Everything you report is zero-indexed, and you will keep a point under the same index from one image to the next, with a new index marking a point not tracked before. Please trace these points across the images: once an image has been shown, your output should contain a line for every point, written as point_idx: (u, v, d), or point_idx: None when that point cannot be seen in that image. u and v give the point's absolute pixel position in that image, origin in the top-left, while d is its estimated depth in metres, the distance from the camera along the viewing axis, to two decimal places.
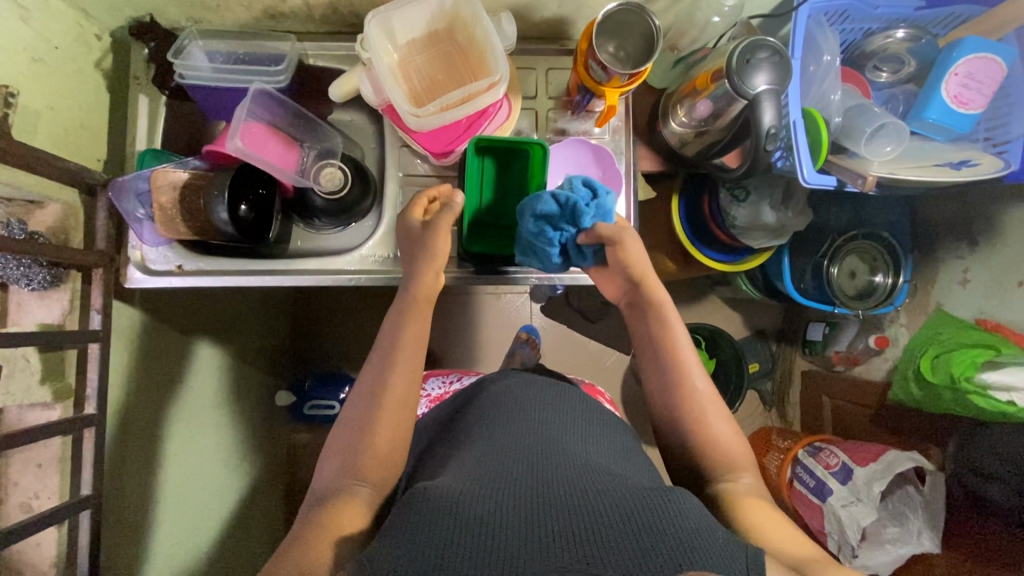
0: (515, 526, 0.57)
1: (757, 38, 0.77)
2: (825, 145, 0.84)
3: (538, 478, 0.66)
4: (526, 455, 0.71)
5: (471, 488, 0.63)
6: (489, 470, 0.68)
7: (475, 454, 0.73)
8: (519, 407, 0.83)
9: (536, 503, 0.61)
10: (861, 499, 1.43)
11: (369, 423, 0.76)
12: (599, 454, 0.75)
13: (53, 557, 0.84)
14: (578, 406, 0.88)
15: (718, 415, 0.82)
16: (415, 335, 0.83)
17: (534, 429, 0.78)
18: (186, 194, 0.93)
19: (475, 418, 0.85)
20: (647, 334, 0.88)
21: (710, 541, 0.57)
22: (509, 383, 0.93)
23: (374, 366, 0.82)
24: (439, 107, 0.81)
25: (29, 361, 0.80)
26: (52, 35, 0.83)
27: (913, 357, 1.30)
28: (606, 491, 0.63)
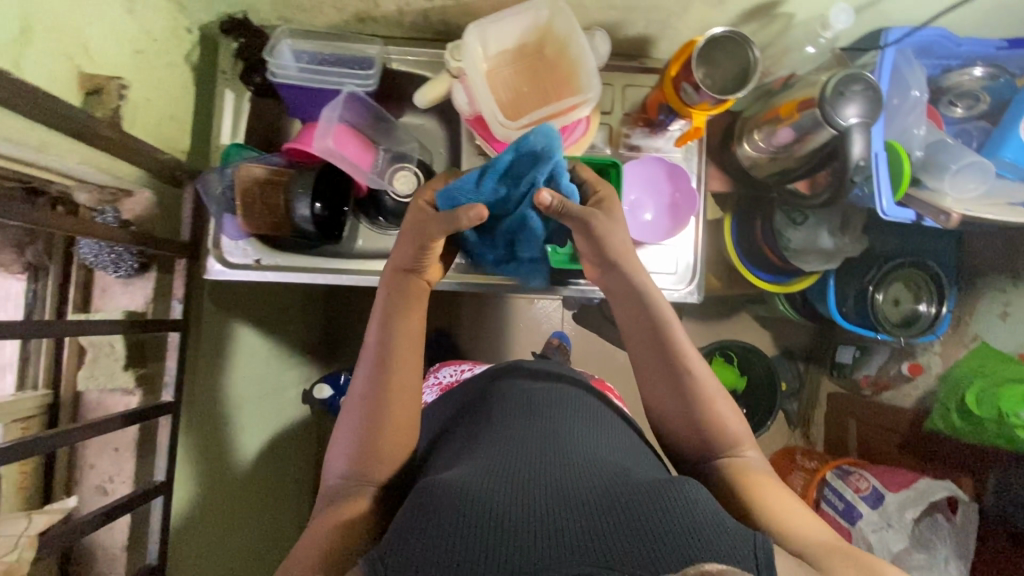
0: (519, 521, 0.53)
1: (853, 71, 0.78)
2: (905, 178, 0.85)
3: (542, 470, 0.61)
4: (531, 447, 0.67)
5: (477, 482, 0.59)
6: (494, 463, 0.63)
7: (479, 448, 0.69)
8: (525, 397, 0.78)
9: (540, 497, 0.57)
10: (893, 525, 1.38)
11: (374, 425, 0.72)
12: (606, 445, 0.71)
13: (124, 542, 0.85)
14: (582, 395, 0.82)
15: (719, 405, 0.75)
16: (402, 332, 0.77)
17: (532, 418, 0.73)
18: (265, 190, 0.92)
19: (478, 410, 0.80)
20: (633, 324, 0.79)
21: (719, 531, 0.52)
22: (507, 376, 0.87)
23: (363, 366, 0.76)
24: (531, 120, 0.83)
25: (114, 346, 0.83)
26: (153, 28, 0.84)
27: (957, 389, 1.32)
28: (612, 484, 0.59)
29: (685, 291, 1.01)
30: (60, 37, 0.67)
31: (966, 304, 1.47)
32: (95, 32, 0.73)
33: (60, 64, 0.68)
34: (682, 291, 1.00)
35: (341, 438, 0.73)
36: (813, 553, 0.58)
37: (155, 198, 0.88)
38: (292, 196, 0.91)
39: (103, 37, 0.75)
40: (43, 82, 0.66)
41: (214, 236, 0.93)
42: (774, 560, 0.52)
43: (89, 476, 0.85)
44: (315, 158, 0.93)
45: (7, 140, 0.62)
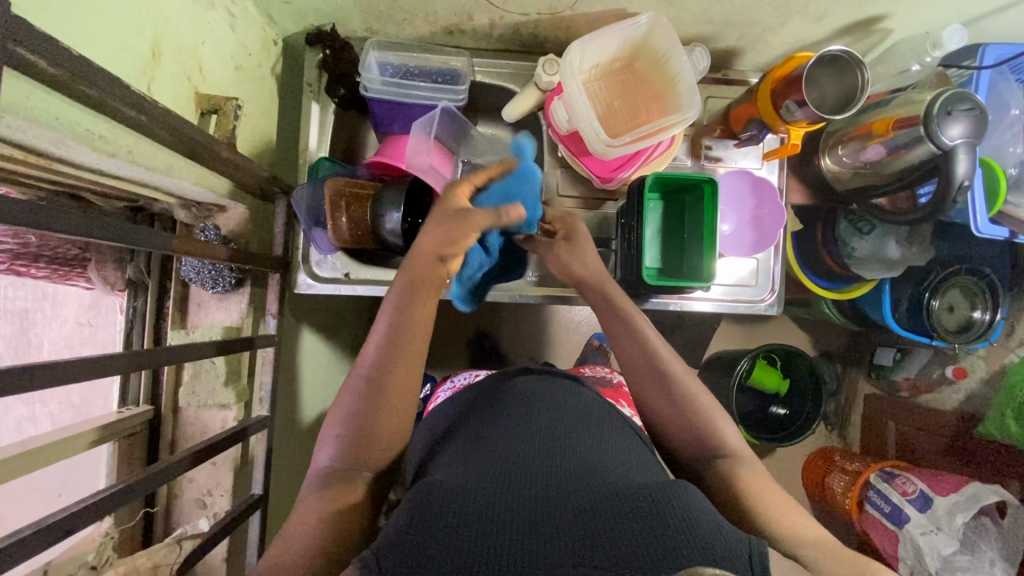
0: (510, 521, 0.51)
1: (960, 90, 0.79)
2: (1002, 196, 0.86)
3: (539, 474, 0.59)
4: (531, 450, 0.63)
5: (474, 484, 0.56)
6: (492, 466, 0.60)
7: (477, 450, 0.65)
8: (529, 401, 0.75)
9: (534, 501, 0.54)
10: (941, 528, 1.33)
11: (367, 415, 0.65)
12: (607, 449, 0.67)
13: (222, 554, 0.86)
14: (587, 404, 0.77)
15: (720, 416, 0.73)
16: (414, 325, 0.70)
17: (535, 419, 0.70)
18: (353, 204, 0.91)
19: (479, 413, 0.76)
20: (620, 332, 0.80)
21: (716, 533, 0.49)
22: (509, 382, 0.82)
23: (351, 385, 0.67)
24: (634, 137, 0.83)
25: (215, 363, 0.84)
26: (247, 42, 0.84)
27: (1014, 396, 1.31)
28: (608, 487, 0.56)
29: (765, 302, 1.01)
30: (180, 58, 0.67)
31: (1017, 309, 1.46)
32: (206, 49, 0.73)
33: (180, 84, 0.68)
34: (760, 305, 1.01)
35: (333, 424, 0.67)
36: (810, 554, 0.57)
37: (248, 213, 0.88)
38: (383, 211, 0.89)
39: (212, 54, 0.74)
40: (168, 104, 0.66)
41: (304, 249, 0.94)
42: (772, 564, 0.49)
43: (187, 490, 0.86)
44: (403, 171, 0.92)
45: (141, 165, 0.62)
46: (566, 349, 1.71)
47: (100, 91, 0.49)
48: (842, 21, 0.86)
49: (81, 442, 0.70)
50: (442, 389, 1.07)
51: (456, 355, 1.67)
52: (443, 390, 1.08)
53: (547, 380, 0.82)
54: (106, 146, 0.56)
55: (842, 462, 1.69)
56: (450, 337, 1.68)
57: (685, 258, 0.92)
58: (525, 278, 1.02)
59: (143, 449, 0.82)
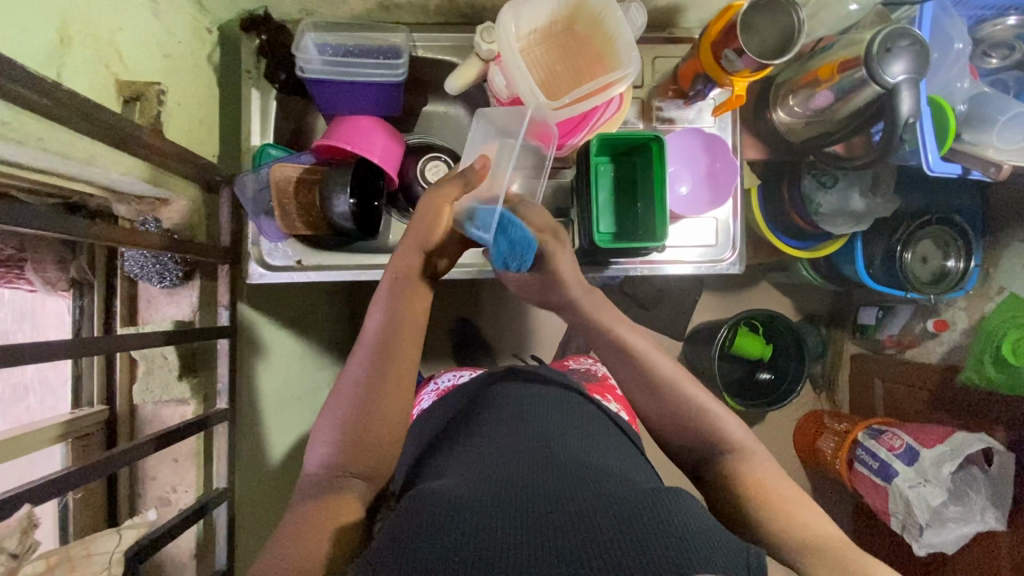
0: (505, 530, 0.50)
1: (898, 26, 0.77)
2: (951, 133, 0.84)
3: (533, 480, 0.58)
4: (524, 459, 0.63)
5: (469, 492, 0.56)
6: (484, 475, 0.60)
7: (470, 461, 0.65)
8: (519, 409, 0.74)
9: (530, 504, 0.54)
10: (930, 480, 1.33)
11: (364, 415, 0.67)
12: (599, 455, 0.67)
13: (192, 549, 0.85)
14: (580, 411, 0.77)
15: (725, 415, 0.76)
16: (406, 319, 0.73)
17: (527, 427, 0.70)
18: (300, 190, 0.91)
19: (471, 425, 0.75)
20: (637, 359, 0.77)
21: (711, 536, 0.49)
22: (497, 390, 0.82)
23: (359, 353, 0.71)
24: (573, 99, 0.82)
25: (167, 358, 0.82)
26: (175, 28, 0.82)
27: (991, 341, 1.30)
28: (599, 492, 0.56)
29: (727, 261, 1.00)
30: (94, 44, 0.66)
31: (992, 255, 1.45)
32: (125, 35, 0.71)
33: (97, 72, 0.66)
34: (723, 263, 1.00)
35: (323, 425, 0.69)
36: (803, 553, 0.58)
37: (191, 204, 0.86)
38: (331, 194, 0.90)
39: (133, 42, 0.73)
40: (84, 91, 0.65)
41: (254, 238, 0.92)
42: (766, 568, 0.49)
43: (151, 487, 0.85)
44: (351, 152, 0.92)
45: (57, 154, 0.61)
46: (548, 330, 1.70)
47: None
48: None
49: (25, 442, 0.69)
50: (425, 391, 1.04)
51: (438, 343, 1.66)
52: (426, 392, 1.05)
53: (535, 386, 0.82)
54: (11, 132, 0.55)
55: (831, 423, 1.69)
56: (430, 327, 1.67)
57: (640, 222, 0.91)
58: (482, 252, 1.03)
59: (98, 449, 0.81)
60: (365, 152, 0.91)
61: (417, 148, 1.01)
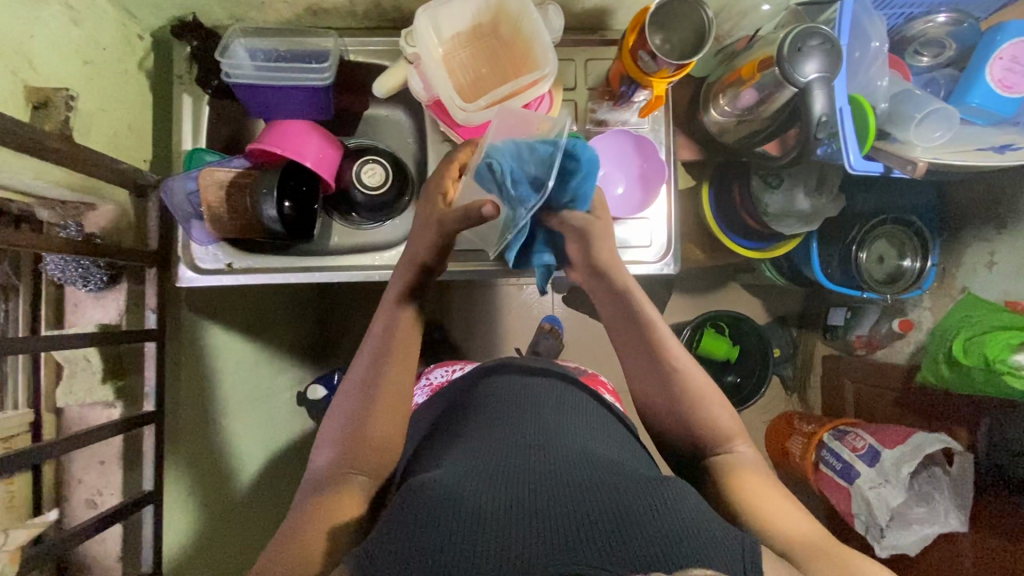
0: (505, 519, 0.53)
1: (807, 26, 0.77)
2: (871, 133, 0.84)
3: (531, 469, 0.61)
4: (522, 444, 0.66)
5: (471, 480, 0.59)
6: (485, 461, 0.63)
7: (470, 447, 0.68)
8: (516, 395, 0.78)
9: (533, 490, 0.57)
10: (889, 481, 1.33)
11: (364, 412, 0.72)
12: (594, 440, 0.70)
13: (118, 551, 0.86)
14: (575, 395, 0.80)
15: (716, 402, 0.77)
16: (404, 328, 0.78)
17: (525, 412, 0.73)
18: (232, 194, 0.91)
19: (469, 410, 0.78)
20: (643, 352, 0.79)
21: (706, 528, 0.53)
22: (493, 374, 0.85)
23: (362, 356, 0.77)
24: (488, 102, 0.82)
25: (91, 361, 0.83)
26: (99, 36, 0.83)
27: (944, 340, 1.29)
28: (599, 479, 0.59)
29: (660, 262, 1.01)
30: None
31: (952, 254, 1.45)
32: (37, 43, 0.72)
33: (3, 80, 0.67)
34: (654, 265, 1.01)
35: (331, 427, 0.73)
36: (793, 549, 0.61)
37: (119, 209, 0.87)
38: (261, 199, 0.91)
39: (47, 49, 0.74)
40: None
41: (184, 242, 0.94)
42: (760, 558, 0.53)
43: (77, 490, 0.85)
44: (282, 156, 0.93)
45: None
46: (515, 332, 1.70)
47: None
48: None
49: None
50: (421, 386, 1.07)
51: None
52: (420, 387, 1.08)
53: (532, 367, 0.85)
54: None
55: (800, 425, 1.68)
56: None
57: None
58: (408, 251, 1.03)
59: None
60: (304, 159, 0.93)
61: (354, 151, 1.02)
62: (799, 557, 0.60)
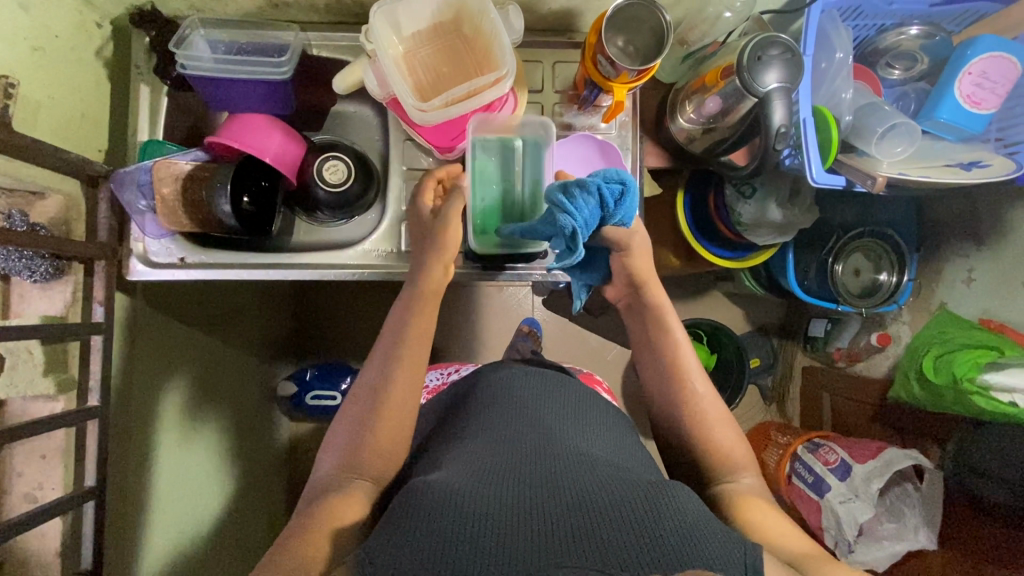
0: (507, 517, 0.52)
1: (767, 35, 0.76)
2: (834, 144, 0.83)
3: (532, 470, 0.61)
4: (521, 449, 0.65)
5: (467, 480, 0.58)
6: (483, 464, 0.63)
7: (470, 448, 0.68)
8: (517, 397, 0.78)
9: (531, 494, 0.56)
10: (859, 496, 1.32)
11: (369, 419, 0.73)
12: (593, 445, 0.70)
13: (57, 547, 0.84)
14: (579, 402, 0.81)
15: (725, 429, 0.78)
16: (420, 329, 0.79)
17: (524, 416, 0.73)
18: (188, 186, 0.92)
19: (471, 413, 0.79)
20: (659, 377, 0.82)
21: (707, 532, 0.52)
22: (500, 376, 0.86)
23: (376, 360, 0.78)
24: (444, 101, 0.80)
25: (32, 353, 0.81)
26: (52, 23, 0.82)
27: (916, 356, 1.27)
28: (597, 483, 0.58)
29: None
30: None
31: (931, 270, 1.43)
32: None
33: None
34: None
35: (335, 435, 0.74)
36: (799, 555, 0.61)
37: (68, 198, 0.86)
38: (215, 194, 0.89)
39: None
40: None
41: (134, 234, 0.93)
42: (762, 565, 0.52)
43: (17, 485, 0.83)
44: (240, 151, 0.91)
45: None
46: (490, 333, 1.68)
47: None
48: None
49: None
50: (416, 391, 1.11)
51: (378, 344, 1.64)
52: None
53: (540, 374, 0.85)
54: None
55: (775, 436, 1.66)
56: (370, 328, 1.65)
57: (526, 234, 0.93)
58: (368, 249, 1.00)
59: None
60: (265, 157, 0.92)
61: (317, 146, 1.00)
62: (807, 563, 0.59)
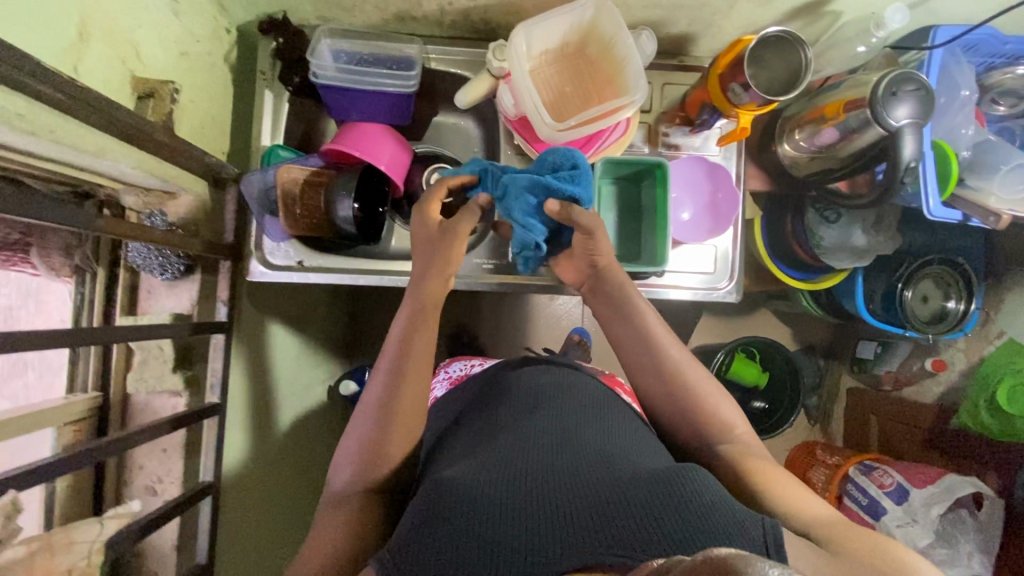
0: (528, 523, 0.52)
1: (905, 71, 0.77)
2: (954, 181, 0.85)
3: (552, 457, 0.59)
4: (537, 438, 0.63)
5: (484, 478, 0.57)
6: (498, 456, 0.60)
7: (484, 441, 0.65)
8: (531, 388, 0.74)
9: (551, 491, 0.55)
10: (918, 521, 1.29)
11: (381, 432, 0.69)
12: (607, 429, 0.67)
13: (174, 540, 0.86)
14: (594, 388, 0.76)
15: (717, 396, 0.75)
16: (425, 342, 0.74)
17: (536, 405, 0.69)
18: (307, 191, 0.92)
19: (483, 405, 0.75)
20: (637, 350, 0.77)
21: (725, 514, 0.51)
22: (511, 369, 0.82)
23: (378, 377, 0.73)
24: (578, 120, 0.82)
25: (162, 349, 0.85)
26: (195, 30, 0.84)
27: (988, 385, 1.28)
28: (613, 474, 0.56)
29: (722, 290, 1.00)
30: (113, 41, 0.67)
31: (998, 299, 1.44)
32: (144, 33, 0.72)
33: (113, 68, 0.68)
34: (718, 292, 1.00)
35: (347, 445, 0.71)
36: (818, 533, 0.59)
37: (198, 199, 0.88)
38: (335, 198, 0.91)
39: (151, 40, 0.74)
40: (97, 87, 0.66)
41: (256, 237, 0.95)
42: (784, 542, 0.52)
43: (137, 477, 0.86)
44: (359, 159, 0.93)
45: (69, 146, 0.62)
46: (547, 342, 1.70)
47: (12, 68, 0.49)
48: (790, 4, 0.85)
49: (27, 423, 0.70)
50: (437, 379, 1.03)
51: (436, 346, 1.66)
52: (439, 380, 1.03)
53: (550, 363, 0.80)
54: (24, 124, 0.56)
55: (823, 456, 1.62)
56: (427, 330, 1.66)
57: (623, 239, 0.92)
58: (480, 265, 1.04)
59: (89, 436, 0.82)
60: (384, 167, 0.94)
61: (423, 156, 1.03)
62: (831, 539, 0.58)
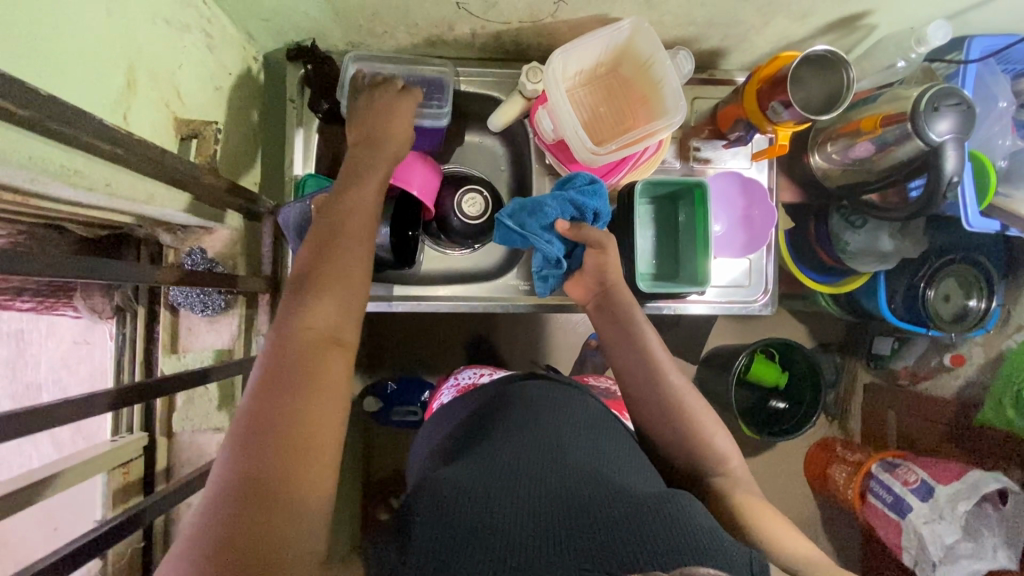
0: (508, 534, 0.46)
1: (946, 87, 0.78)
2: (991, 192, 0.86)
3: (538, 473, 0.54)
4: (526, 453, 0.58)
5: (467, 490, 0.52)
6: (487, 469, 0.56)
7: (470, 455, 0.61)
8: (525, 402, 0.69)
9: (536, 505, 0.50)
10: (944, 518, 1.20)
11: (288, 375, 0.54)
12: (602, 449, 0.62)
13: None
14: (590, 409, 0.70)
15: (716, 427, 0.72)
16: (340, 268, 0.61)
17: (526, 419, 0.65)
18: None
19: (473, 423, 0.69)
20: (633, 364, 0.74)
21: (716, 543, 0.46)
22: (502, 385, 0.76)
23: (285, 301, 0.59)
24: (619, 145, 0.83)
25: (208, 389, 0.85)
26: (227, 62, 0.83)
27: (1012, 380, 1.20)
28: (600, 494, 0.51)
29: (759, 303, 1.00)
30: (158, 85, 0.67)
31: None
32: (183, 72, 0.72)
33: (159, 112, 0.67)
34: (755, 306, 1.00)
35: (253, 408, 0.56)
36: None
37: (234, 232, 0.87)
38: None
39: (189, 78, 0.73)
40: (145, 134, 0.65)
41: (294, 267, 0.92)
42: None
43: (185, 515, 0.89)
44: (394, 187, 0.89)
45: (121, 196, 0.61)
46: None
47: (76, 129, 0.48)
48: (825, 19, 0.85)
49: (81, 471, 0.71)
50: (444, 388, 0.95)
51: None
52: (446, 387, 0.97)
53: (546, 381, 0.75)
54: (83, 180, 0.55)
55: (843, 453, 1.53)
56: None
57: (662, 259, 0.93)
58: (516, 286, 1.02)
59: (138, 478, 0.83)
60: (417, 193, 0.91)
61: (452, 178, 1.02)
62: None
